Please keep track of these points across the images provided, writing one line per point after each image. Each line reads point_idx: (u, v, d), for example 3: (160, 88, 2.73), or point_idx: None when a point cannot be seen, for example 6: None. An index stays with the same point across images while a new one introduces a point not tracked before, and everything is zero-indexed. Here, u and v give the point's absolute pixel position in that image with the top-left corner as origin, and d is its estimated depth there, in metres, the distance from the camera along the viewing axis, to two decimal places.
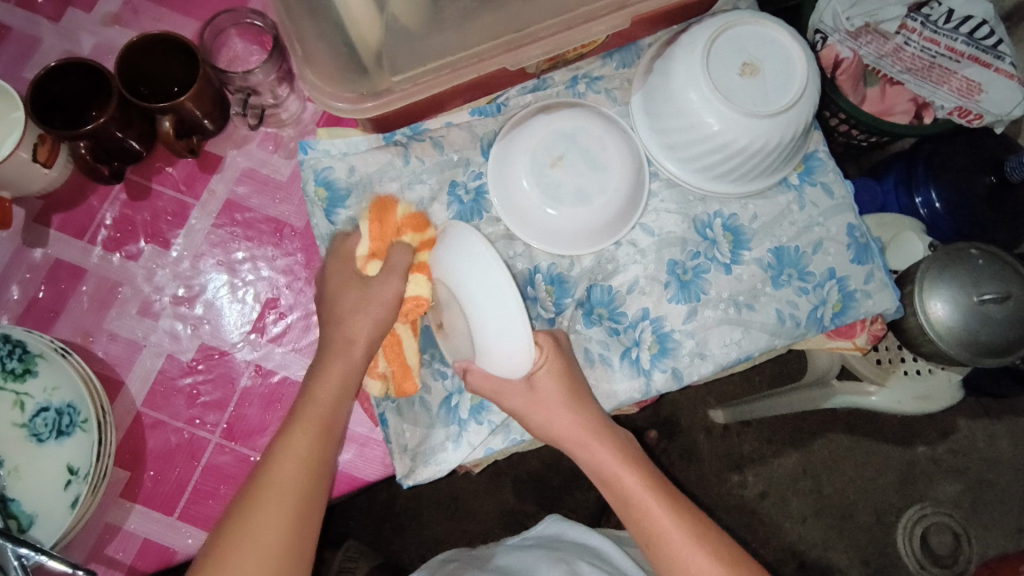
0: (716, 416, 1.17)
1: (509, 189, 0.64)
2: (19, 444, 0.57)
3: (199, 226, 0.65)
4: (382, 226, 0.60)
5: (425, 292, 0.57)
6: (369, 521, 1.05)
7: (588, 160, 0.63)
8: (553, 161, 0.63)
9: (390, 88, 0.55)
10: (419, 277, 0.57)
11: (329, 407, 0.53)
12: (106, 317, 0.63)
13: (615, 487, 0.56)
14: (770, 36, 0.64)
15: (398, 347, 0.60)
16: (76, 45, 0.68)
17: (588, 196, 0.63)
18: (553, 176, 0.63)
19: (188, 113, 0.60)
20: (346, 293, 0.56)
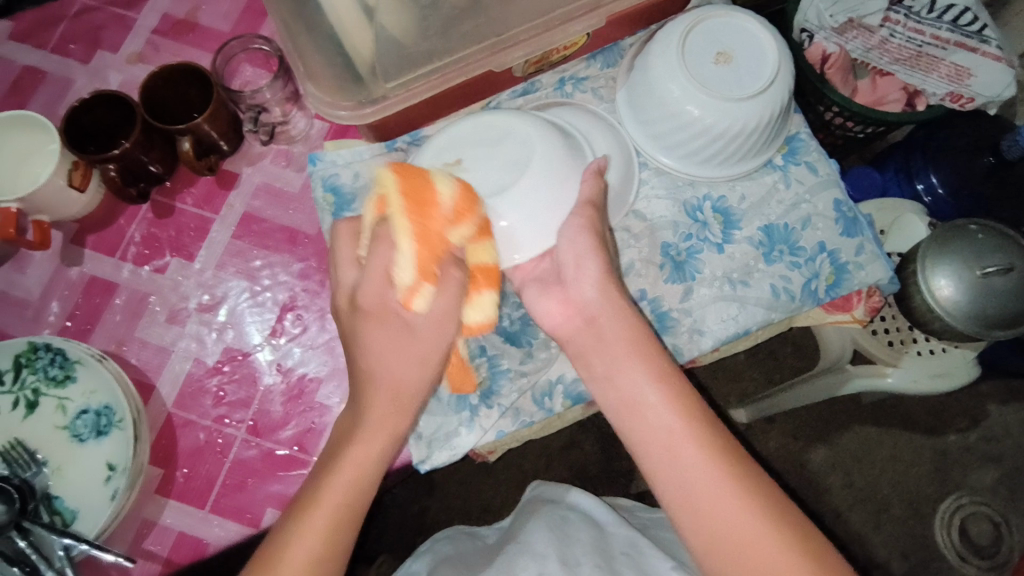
0: (738, 415, 1.17)
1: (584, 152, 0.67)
2: (62, 444, 0.61)
3: (220, 238, 0.70)
4: (424, 226, 0.52)
5: (486, 315, 0.56)
6: (400, 535, 1.07)
7: (492, 148, 0.63)
8: (452, 162, 0.63)
9: (384, 95, 0.60)
10: (481, 301, 0.56)
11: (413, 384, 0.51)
12: (137, 327, 0.67)
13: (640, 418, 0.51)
14: (741, 26, 0.67)
15: (457, 358, 0.61)
16: (104, 83, 0.75)
17: (500, 197, 0.61)
18: (450, 175, 0.62)
19: (205, 134, 0.66)
20: (384, 340, 0.51)
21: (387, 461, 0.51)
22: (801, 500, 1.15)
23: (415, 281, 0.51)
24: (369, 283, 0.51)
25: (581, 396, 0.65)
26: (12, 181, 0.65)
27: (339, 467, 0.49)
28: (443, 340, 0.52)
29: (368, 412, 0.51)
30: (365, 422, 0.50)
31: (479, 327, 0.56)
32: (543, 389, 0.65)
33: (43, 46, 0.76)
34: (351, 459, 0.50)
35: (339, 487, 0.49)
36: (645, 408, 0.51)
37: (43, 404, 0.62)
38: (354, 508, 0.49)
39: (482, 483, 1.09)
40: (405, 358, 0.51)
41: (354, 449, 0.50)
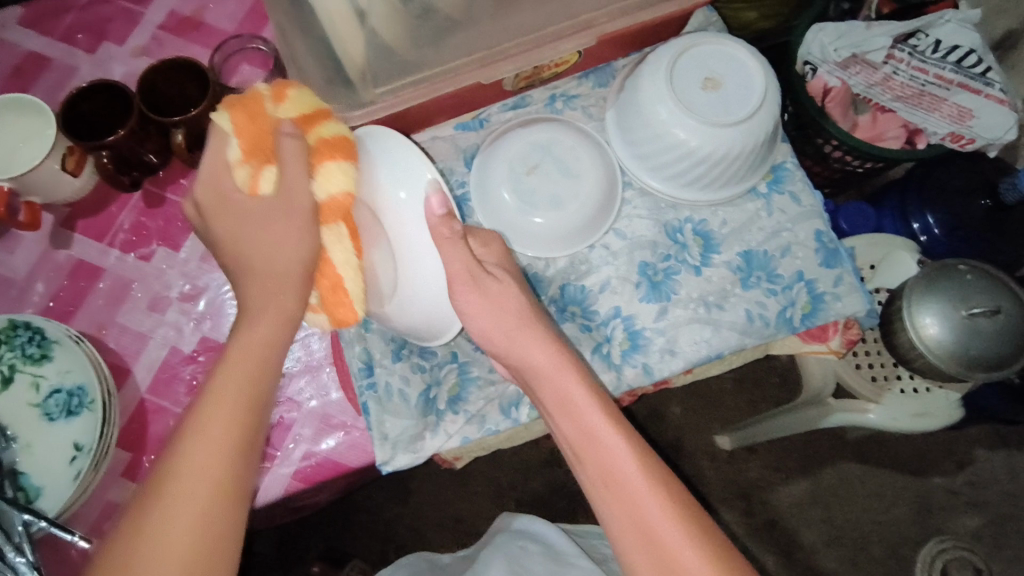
0: (722, 442, 1.16)
1: (489, 199, 0.70)
2: (33, 422, 0.62)
3: None
4: (250, 119, 0.51)
5: (342, 181, 0.53)
6: (373, 541, 1.07)
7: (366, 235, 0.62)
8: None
9: (374, 100, 0.63)
10: (330, 169, 0.53)
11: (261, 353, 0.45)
12: (118, 312, 0.69)
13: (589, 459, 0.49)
14: (730, 54, 0.68)
15: (336, 279, 0.54)
16: (108, 73, 0.77)
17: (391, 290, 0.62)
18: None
19: (199, 128, 0.68)
20: (241, 231, 0.49)
21: (266, 402, 0.44)
22: (782, 530, 1.14)
23: (252, 166, 0.50)
24: (206, 174, 0.50)
25: None
26: (8, 162, 0.67)
27: (193, 435, 0.41)
28: (303, 211, 0.50)
29: (222, 375, 0.44)
30: (218, 380, 0.43)
31: (335, 198, 0.52)
32: (510, 399, 0.66)
33: (51, 34, 0.78)
34: (204, 426, 0.41)
35: (208, 448, 0.41)
36: (598, 438, 0.49)
37: (17, 380, 0.62)
38: (235, 462, 0.41)
39: (459, 494, 1.09)
40: (281, 245, 0.49)
41: (212, 409, 0.42)
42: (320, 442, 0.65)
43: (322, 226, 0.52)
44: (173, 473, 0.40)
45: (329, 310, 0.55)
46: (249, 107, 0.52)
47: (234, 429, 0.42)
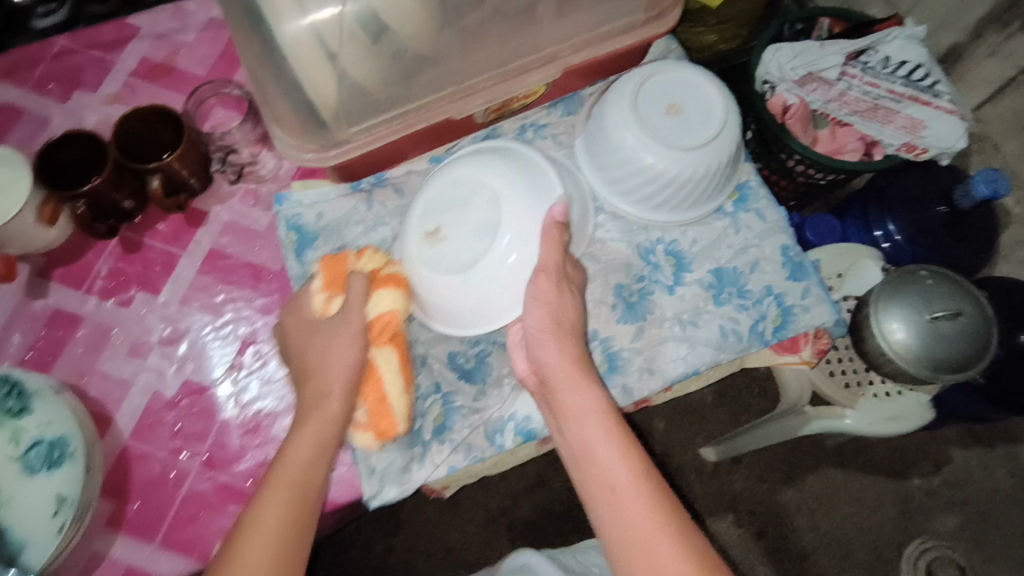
0: (707, 454, 1.18)
1: None
2: (12, 476, 0.59)
3: (185, 273, 0.72)
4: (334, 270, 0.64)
5: (385, 303, 0.62)
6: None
7: (463, 210, 0.66)
8: (433, 233, 0.67)
9: (348, 138, 0.64)
10: (382, 293, 0.63)
11: (307, 462, 0.54)
12: (98, 359, 0.68)
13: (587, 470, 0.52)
14: (690, 80, 0.71)
15: (378, 386, 0.61)
16: (81, 121, 0.78)
17: (473, 261, 0.65)
18: (433, 249, 0.66)
19: (174, 172, 0.69)
20: (312, 341, 0.61)
21: (314, 488, 0.53)
22: (772, 535, 1.16)
23: (329, 296, 0.63)
24: (294, 304, 0.64)
25: (532, 433, 0.67)
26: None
27: (270, 493, 0.52)
28: (352, 337, 0.59)
29: (299, 437, 0.55)
30: (299, 435, 0.55)
31: (387, 316, 0.62)
32: (494, 425, 0.67)
33: (25, 84, 0.79)
34: (279, 491, 0.52)
35: (279, 509, 0.51)
36: (592, 452, 0.52)
37: None
38: (298, 519, 0.51)
39: (449, 523, 1.09)
40: (346, 349, 0.59)
41: (282, 476, 0.53)
42: None
43: (373, 347, 0.61)
44: (245, 547, 0.48)
45: (374, 425, 0.62)
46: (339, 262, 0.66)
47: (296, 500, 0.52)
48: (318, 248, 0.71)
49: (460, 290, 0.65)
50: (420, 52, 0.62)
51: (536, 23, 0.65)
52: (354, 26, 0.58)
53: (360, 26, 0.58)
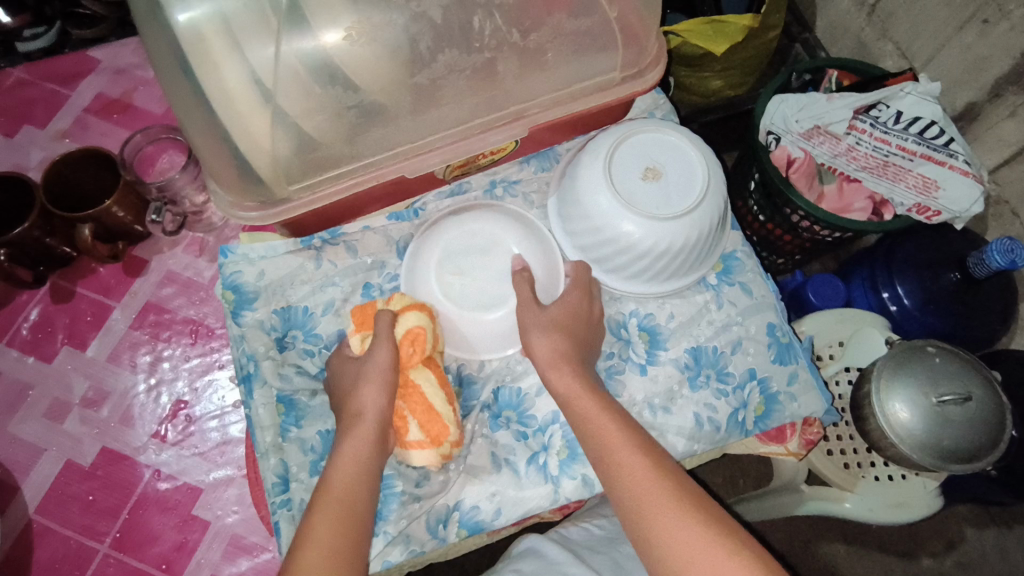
0: None
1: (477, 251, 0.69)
2: None
3: (117, 327, 0.67)
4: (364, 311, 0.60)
5: (414, 322, 0.57)
6: None
7: (484, 258, 0.65)
8: (456, 273, 0.64)
9: (288, 197, 0.60)
10: (411, 317, 0.58)
11: (348, 490, 0.51)
12: (11, 420, 0.63)
13: (612, 477, 0.50)
14: (672, 142, 0.66)
15: (421, 402, 0.57)
16: (25, 158, 0.75)
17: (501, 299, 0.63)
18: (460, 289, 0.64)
19: (110, 220, 0.64)
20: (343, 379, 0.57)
21: (364, 506, 0.50)
22: None
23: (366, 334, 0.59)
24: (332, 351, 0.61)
25: (478, 525, 0.60)
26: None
27: (326, 508, 0.49)
28: (379, 357, 0.55)
29: (346, 448, 0.53)
30: (346, 446, 0.53)
31: (414, 336, 0.57)
32: (438, 515, 0.60)
33: None
34: (332, 510, 0.49)
35: (328, 536, 0.47)
36: (613, 457, 0.51)
37: None
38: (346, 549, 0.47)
39: None
40: (381, 372, 0.55)
41: (326, 502, 0.50)
42: (230, 567, 0.60)
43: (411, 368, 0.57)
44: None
45: (428, 436, 0.57)
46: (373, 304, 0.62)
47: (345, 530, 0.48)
48: (256, 310, 0.65)
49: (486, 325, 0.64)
50: (373, 101, 0.57)
51: (499, 80, 0.60)
52: (297, 66, 0.53)
53: (305, 68, 0.54)
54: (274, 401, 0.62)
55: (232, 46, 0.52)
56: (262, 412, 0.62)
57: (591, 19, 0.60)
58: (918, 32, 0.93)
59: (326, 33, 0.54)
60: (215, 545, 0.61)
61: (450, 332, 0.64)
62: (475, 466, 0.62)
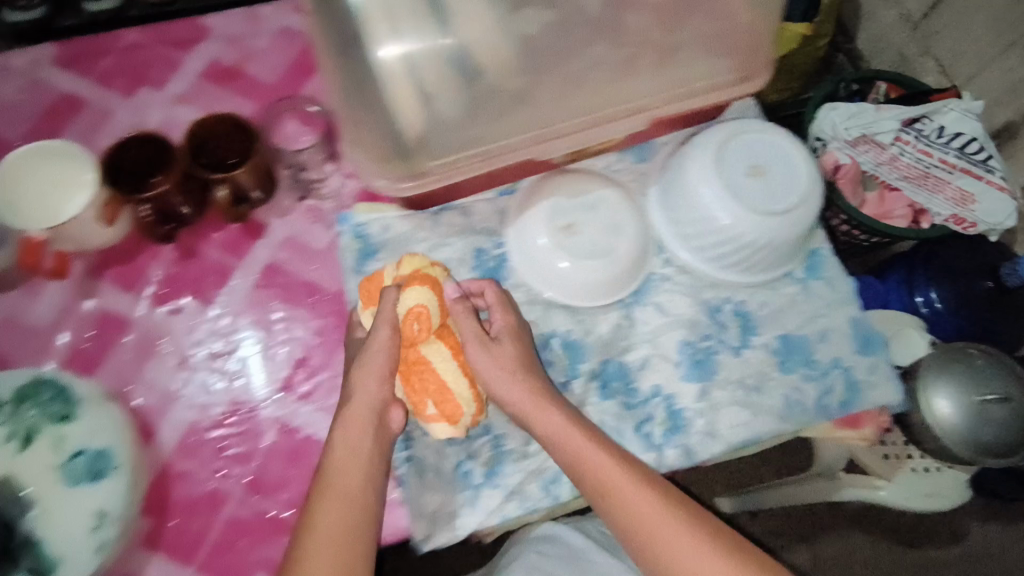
0: (723, 505, 1.11)
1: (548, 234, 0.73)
2: (53, 485, 0.57)
3: (241, 285, 0.71)
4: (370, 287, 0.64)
5: (420, 297, 0.59)
6: None
7: (592, 213, 0.70)
8: (566, 226, 0.70)
9: (426, 171, 0.59)
10: (414, 291, 0.60)
11: (351, 479, 0.54)
12: (146, 367, 0.67)
13: (608, 497, 0.54)
14: (775, 142, 0.70)
15: (431, 376, 0.60)
16: (143, 119, 0.76)
17: (606, 251, 0.70)
18: (571, 241, 0.70)
19: (242, 184, 0.68)
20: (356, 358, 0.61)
21: (368, 494, 0.54)
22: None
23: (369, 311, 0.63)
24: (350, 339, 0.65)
25: None
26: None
27: (327, 498, 0.52)
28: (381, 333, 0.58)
29: (339, 435, 0.56)
30: (338, 436, 0.56)
31: (418, 310, 0.59)
32: (550, 476, 0.65)
33: (90, 75, 0.77)
34: (330, 494, 0.53)
35: (335, 521, 0.51)
36: (611, 485, 0.54)
37: (38, 441, 0.58)
38: (351, 531, 0.51)
39: None
40: (366, 373, 0.58)
41: (332, 494, 0.53)
42: None
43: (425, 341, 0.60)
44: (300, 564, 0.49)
45: (444, 413, 0.61)
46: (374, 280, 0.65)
47: (349, 516, 0.52)
48: (381, 260, 0.70)
49: (598, 277, 0.70)
50: (496, 87, 0.63)
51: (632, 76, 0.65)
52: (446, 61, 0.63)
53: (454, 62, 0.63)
54: None
55: (381, 49, 0.62)
56: None
57: (693, 25, 0.65)
58: (961, 50, 0.95)
59: (462, 35, 0.63)
60: None
61: (561, 285, 0.71)
62: None
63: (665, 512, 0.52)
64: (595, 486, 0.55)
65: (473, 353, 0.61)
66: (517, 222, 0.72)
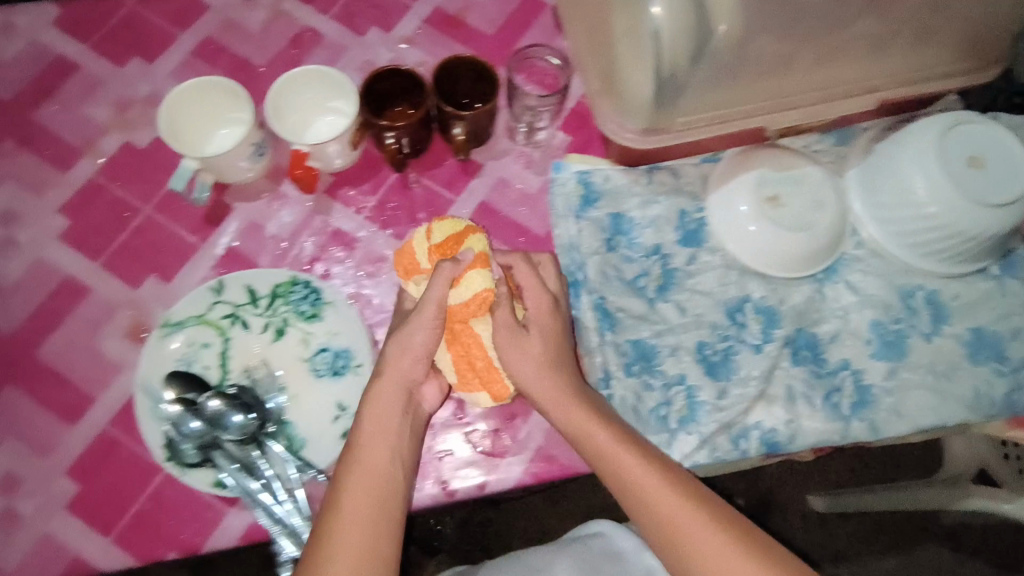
0: (816, 503, 1.10)
1: (732, 211, 0.74)
2: (302, 375, 0.67)
3: (456, 220, 0.76)
4: (406, 255, 0.64)
5: (478, 287, 0.58)
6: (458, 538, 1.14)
7: (798, 187, 0.72)
8: (771, 198, 0.72)
9: (668, 127, 0.66)
10: (470, 279, 0.58)
11: (380, 468, 0.55)
12: (370, 282, 0.74)
13: (636, 497, 0.54)
14: (996, 134, 0.69)
15: (473, 356, 0.61)
16: (374, 57, 0.82)
17: (810, 225, 0.72)
18: (777, 213, 0.72)
19: (475, 125, 0.73)
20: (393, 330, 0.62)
21: (395, 482, 0.55)
22: None
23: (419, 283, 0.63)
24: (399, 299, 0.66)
25: (775, 445, 0.69)
26: (194, 140, 0.71)
27: (354, 477, 0.54)
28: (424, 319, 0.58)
29: (367, 415, 0.58)
30: (367, 413, 0.58)
31: (472, 303, 0.58)
32: (738, 430, 0.69)
33: (328, 11, 0.83)
34: (355, 477, 0.55)
35: (359, 503, 0.53)
36: (644, 484, 0.54)
37: (289, 334, 0.68)
38: (374, 515, 0.53)
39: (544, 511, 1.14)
40: (405, 352, 0.59)
41: (356, 478, 0.54)
42: (553, 447, 0.69)
43: (475, 322, 0.60)
44: (330, 546, 0.51)
45: (487, 387, 0.62)
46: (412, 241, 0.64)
47: (375, 500, 0.54)
48: (599, 209, 0.76)
49: (798, 249, 0.72)
50: (755, 49, 0.61)
51: (890, 50, 0.65)
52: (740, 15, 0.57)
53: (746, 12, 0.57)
54: (597, 306, 0.73)
55: None
56: (588, 315, 0.73)
57: (957, 7, 0.63)
58: None
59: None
60: (542, 427, 0.69)
61: (758, 253, 0.73)
62: (772, 395, 0.71)
63: (699, 511, 0.52)
64: (621, 484, 0.55)
65: (505, 346, 0.59)
66: (720, 187, 0.75)
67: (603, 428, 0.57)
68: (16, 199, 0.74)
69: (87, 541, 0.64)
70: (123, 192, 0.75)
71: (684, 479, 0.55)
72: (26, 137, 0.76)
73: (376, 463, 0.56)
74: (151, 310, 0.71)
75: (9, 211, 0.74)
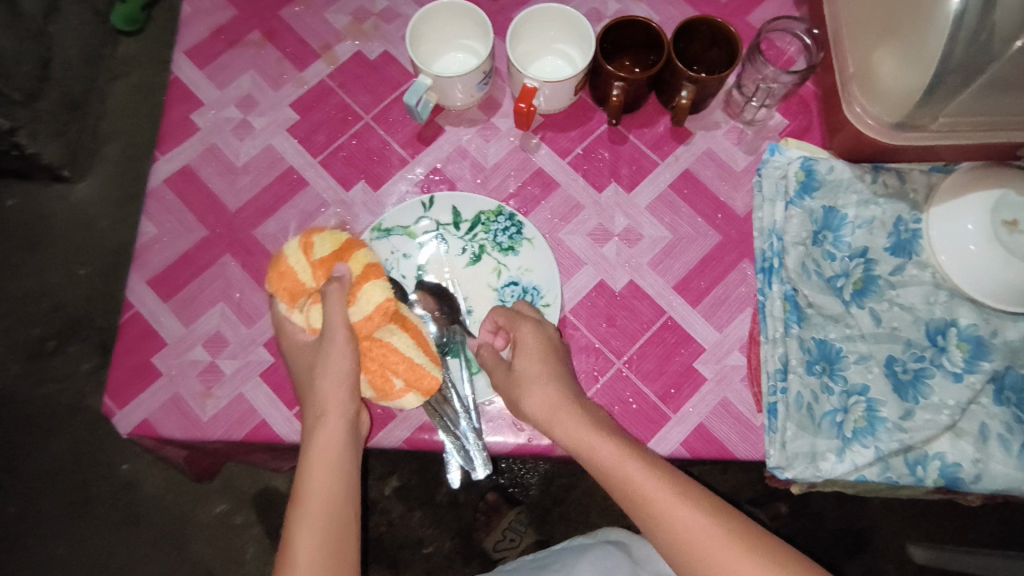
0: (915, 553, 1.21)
1: (957, 233, 0.68)
2: (489, 302, 0.70)
3: (655, 183, 0.76)
4: (289, 282, 0.62)
5: (381, 294, 0.60)
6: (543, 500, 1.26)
7: None
8: (1012, 221, 0.64)
9: (921, 126, 0.65)
10: (368, 292, 0.60)
11: (327, 492, 0.56)
12: (563, 227, 0.75)
13: (642, 505, 0.53)
14: None
15: (392, 359, 0.60)
16: (602, 5, 0.81)
17: None
18: (1015, 239, 0.64)
19: (702, 91, 0.70)
20: (305, 365, 0.61)
21: (344, 502, 0.56)
22: None
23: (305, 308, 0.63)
24: (285, 338, 0.64)
25: (955, 481, 0.65)
26: (426, 59, 0.74)
27: (308, 514, 0.55)
28: (338, 337, 0.59)
29: (319, 442, 0.58)
30: (317, 444, 0.58)
31: (379, 310, 0.59)
32: (918, 456, 0.66)
33: None
34: (308, 505, 0.55)
35: (314, 530, 0.54)
36: (649, 494, 0.53)
37: (483, 261, 0.71)
38: (332, 541, 0.54)
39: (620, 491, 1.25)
40: (335, 382, 0.58)
41: (309, 504, 0.55)
42: (717, 424, 0.68)
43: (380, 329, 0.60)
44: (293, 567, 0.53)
45: (415, 385, 0.60)
46: (285, 272, 0.62)
47: (330, 520, 0.55)
48: (815, 199, 0.73)
49: None
50: None
51: None
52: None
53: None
54: (788, 298, 0.70)
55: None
56: (776, 303, 0.71)
57: None
58: None
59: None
60: (706, 404, 0.69)
61: (982, 280, 0.66)
62: (963, 430, 0.67)
63: (710, 521, 0.51)
64: (624, 493, 0.54)
65: (510, 331, 0.63)
66: (950, 199, 0.69)
67: (595, 425, 0.57)
68: (256, 88, 0.80)
69: (273, 409, 0.70)
70: (349, 98, 0.80)
71: (680, 479, 0.55)
72: (271, 31, 0.82)
73: (329, 489, 0.56)
74: (357, 213, 0.76)
75: (248, 97, 0.80)
